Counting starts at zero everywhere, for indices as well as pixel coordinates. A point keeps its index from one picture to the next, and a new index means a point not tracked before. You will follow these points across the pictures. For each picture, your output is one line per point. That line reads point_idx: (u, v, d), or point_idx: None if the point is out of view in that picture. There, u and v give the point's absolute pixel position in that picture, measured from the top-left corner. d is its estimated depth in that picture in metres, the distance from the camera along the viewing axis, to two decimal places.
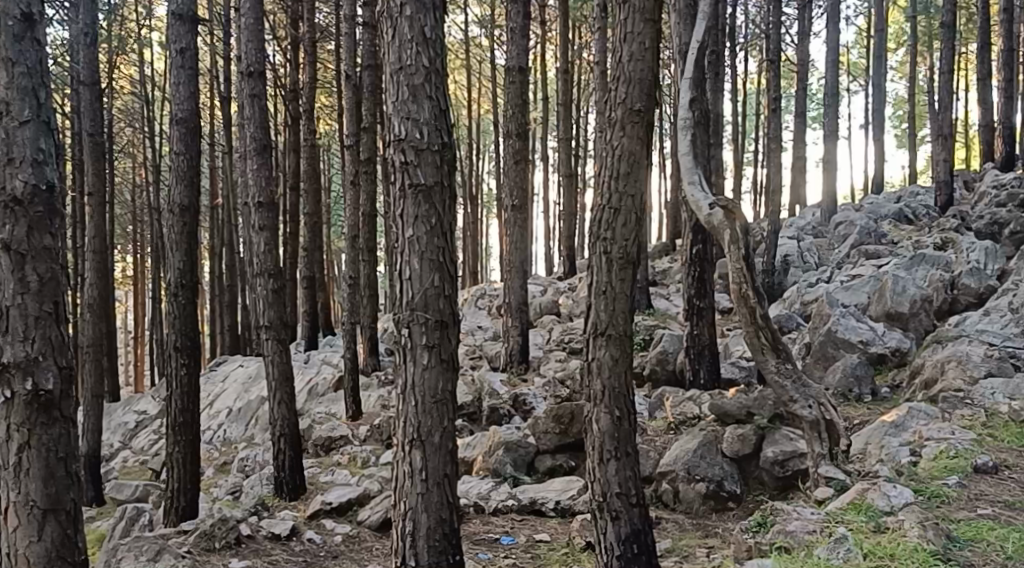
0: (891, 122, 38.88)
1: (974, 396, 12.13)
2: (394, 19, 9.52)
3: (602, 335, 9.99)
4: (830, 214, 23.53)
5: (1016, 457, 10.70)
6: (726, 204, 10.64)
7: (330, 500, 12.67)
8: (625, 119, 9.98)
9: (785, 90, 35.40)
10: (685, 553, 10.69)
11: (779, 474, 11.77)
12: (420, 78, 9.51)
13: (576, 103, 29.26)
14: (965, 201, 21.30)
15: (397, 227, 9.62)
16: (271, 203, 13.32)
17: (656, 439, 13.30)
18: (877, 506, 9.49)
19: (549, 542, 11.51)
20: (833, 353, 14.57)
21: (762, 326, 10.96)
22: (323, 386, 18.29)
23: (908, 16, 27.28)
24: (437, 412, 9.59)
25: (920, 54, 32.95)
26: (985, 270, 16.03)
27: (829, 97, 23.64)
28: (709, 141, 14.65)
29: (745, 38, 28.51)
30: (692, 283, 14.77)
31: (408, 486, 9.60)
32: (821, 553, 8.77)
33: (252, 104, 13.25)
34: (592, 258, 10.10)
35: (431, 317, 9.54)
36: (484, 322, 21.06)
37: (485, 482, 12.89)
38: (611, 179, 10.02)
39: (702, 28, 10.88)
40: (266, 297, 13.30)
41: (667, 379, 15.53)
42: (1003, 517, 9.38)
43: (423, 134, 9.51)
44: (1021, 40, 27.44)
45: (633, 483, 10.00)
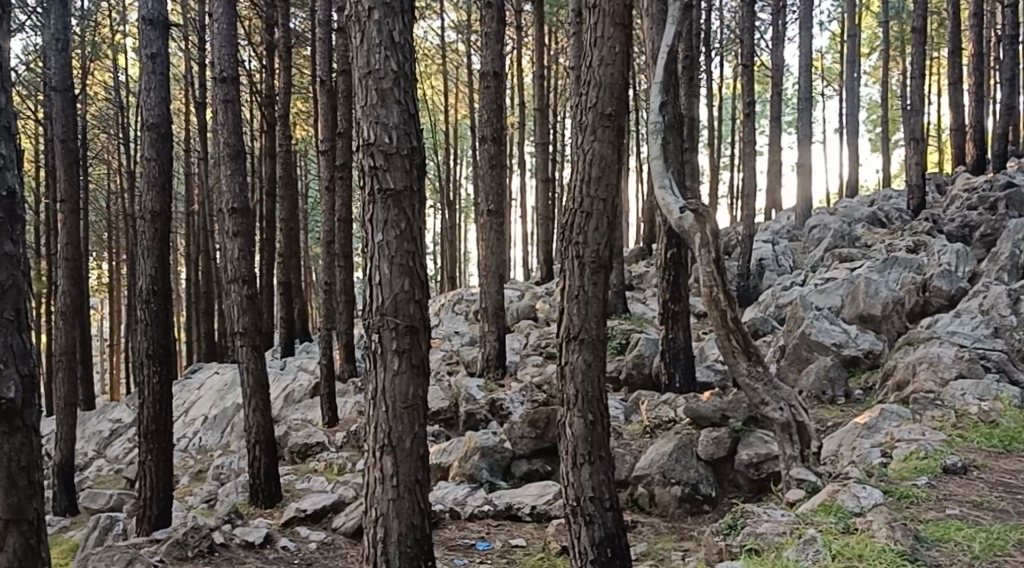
0: (866, 126, 39.16)
1: (946, 396, 12.16)
2: (362, 23, 9.49)
3: (575, 339, 9.99)
4: (805, 217, 23.65)
5: (985, 458, 10.73)
6: (696, 208, 10.67)
7: (305, 507, 12.58)
8: (596, 123, 9.98)
9: (760, 94, 35.65)
10: (660, 557, 10.70)
11: (754, 476, 11.79)
12: (389, 82, 9.48)
13: (553, 107, 29.23)
14: (937, 203, 21.45)
15: (367, 232, 9.59)
16: (245, 209, 13.24)
17: (632, 442, 13.30)
18: (847, 507, 9.51)
19: (526, 547, 11.49)
20: (807, 355, 14.62)
21: (734, 330, 10.95)
22: (300, 393, 18.20)
23: (882, 20, 27.46)
24: (409, 417, 9.56)
25: (893, 59, 33.20)
26: (957, 272, 16.10)
27: (804, 100, 23.76)
28: (682, 146, 14.70)
29: (720, 44, 28.61)
30: (667, 287, 14.78)
31: (379, 492, 9.56)
32: (790, 554, 8.80)
33: (226, 110, 13.18)
34: (565, 262, 10.11)
35: (401, 322, 9.51)
36: (461, 327, 21.03)
37: (461, 488, 12.81)
38: (583, 183, 10.01)
39: (672, 33, 10.91)
40: (240, 303, 13.23)
41: (643, 383, 15.52)
42: (970, 517, 9.41)
43: (392, 138, 9.48)
44: (992, 44, 27.72)
45: (607, 486, 10.00)
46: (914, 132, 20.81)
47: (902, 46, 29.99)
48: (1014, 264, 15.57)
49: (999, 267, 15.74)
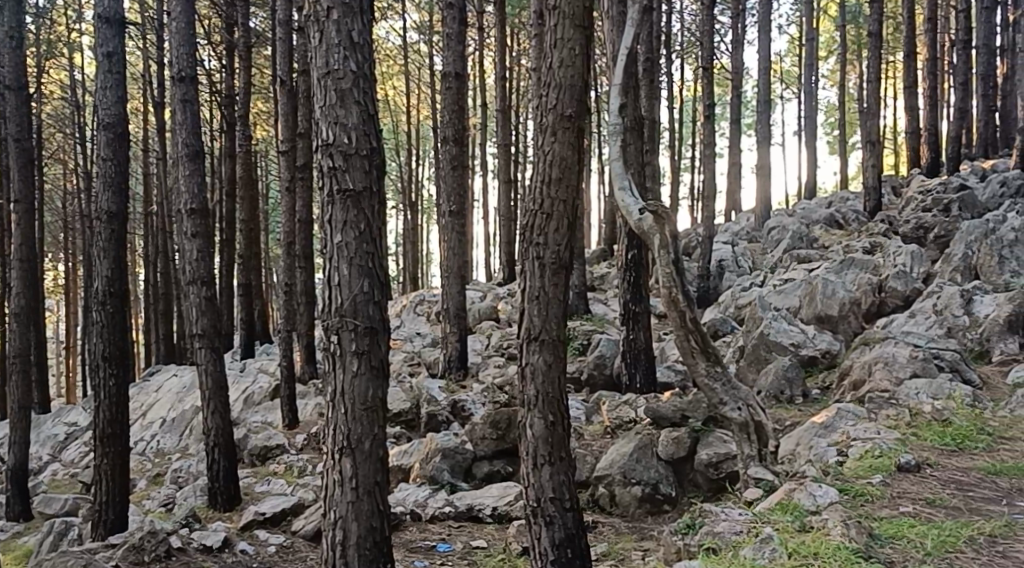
0: (823, 129, 39.59)
1: (900, 396, 12.30)
2: (320, 23, 9.46)
3: (535, 340, 10.02)
4: (764, 219, 23.85)
5: (938, 456, 10.86)
6: (655, 209, 10.75)
7: (264, 510, 12.52)
8: (556, 125, 10.01)
9: (720, 96, 35.94)
10: (620, 557, 10.77)
11: (713, 476, 11.86)
12: (348, 83, 9.46)
13: (515, 109, 29.26)
14: (894, 206, 21.70)
15: (326, 233, 9.55)
16: (203, 209, 13.15)
17: (593, 443, 13.37)
18: (803, 505, 9.61)
19: (486, 548, 11.50)
20: (766, 355, 14.77)
21: (693, 330, 11.00)
22: (259, 395, 18.07)
23: (840, 23, 27.74)
24: (368, 419, 9.54)
25: (851, 63, 33.56)
26: (912, 273, 16.36)
27: (762, 103, 23.95)
28: (642, 148, 14.79)
29: (680, 46, 28.79)
30: (628, 288, 14.85)
31: (338, 495, 9.54)
32: (747, 553, 8.89)
33: (184, 110, 13.06)
34: (525, 263, 10.12)
35: (360, 324, 9.49)
36: (422, 328, 21.00)
37: (422, 490, 12.79)
38: (543, 185, 10.03)
39: (631, 35, 10.94)
40: (199, 305, 13.13)
41: (605, 384, 15.57)
42: (923, 515, 9.53)
43: (351, 138, 9.47)
44: (946, 48, 28.14)
45: (567, 487, 10.03)
46: (870, 135, 21.03)
47: (858, 50, 30.32)
48: (966, 265, 15.82)
49: (952, 269, 16.00)
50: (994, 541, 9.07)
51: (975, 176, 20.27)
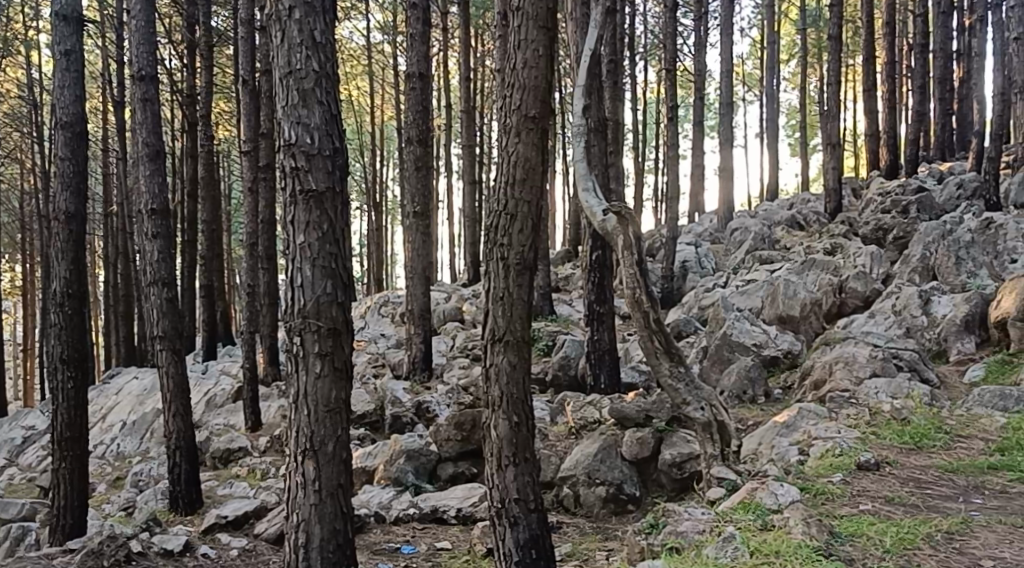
0: (785, 131, 39.96)
1: (860, 395, 12.43)
2: (282, 22, 9.42)
3: (499, 341, 10.03)
4: (726, 221, 24.02)
5: (897, 454, 10.96)
6: (619, 211, 10.80)
7: (226, 513, 12.45)
8: (520, 126, 10.02)
9: (683, 99, 36.18)
10: (585, 557, 10.81)
11: (676, 476, 11.93)
12: (310, 83, 9.43)
13: (480, 109, 29.24)
14: (854, 207, 21.91)
15: (288, 233, 9.52)
16: (164, 210, 13.05)
17: (558, 443, 13.43)
18: (764, 504, 9.68)
19: (451, 549, 11.49)
20: (728, 355, 14.88)
21: (656, 331, 11.08)
22: (222, 397, 17.94)
23: (801, 28, 27.98)
24: (331, 421, 9.51)
25: (812, 66, 33.87)
26: (871, 274, 16.59)
27: (724, 105, 24.12)
28: (604, 149, 14.87)
29: (644, 49, 28.93)
30: (592, 289, 14.89)
31: (300, 497, 9.51)
32: (709, 552, 8.93)
33: (145, 109, 12.94)
34: (489, 264, 10.14)
35: (323, 325, 9.46)
36: (387, 330, 20.97)
37: (386, 491, 12.76)
38: (507, 185, 10.04)
39: (595, 36, 10.97)
40: (160, 306, 13.01)
41: (569, 384, 15.63)
42: (882, 512, 9.63)
43: (314, 138, 9.44)
44: (904, 52, 28.46)
45: (531, 488, 10.06)
46: (831, 137, 21.23)
47: (818, 53, 30.61)
48: (924, 266, 16.02)
49: (910, 269, 16.19)
50: (950, 537, 9.17)
51: (933, 178, 20.54)
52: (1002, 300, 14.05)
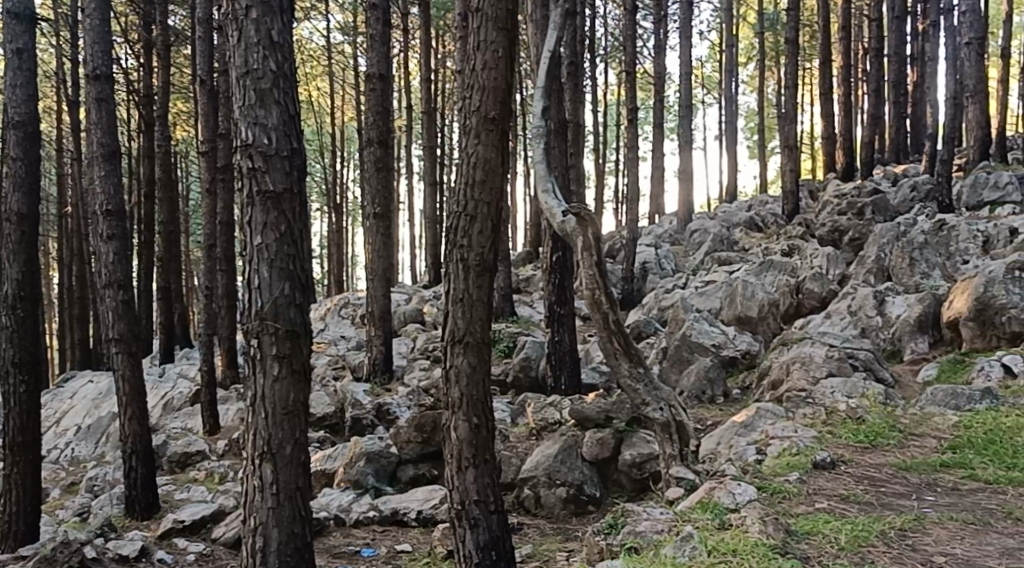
0: (743, 134, 40.33)
1: (817, 395, 12.53)
2: (239, 21, 9.36)
3: (459, 342, 10.02)
4: (686, 222, 24.17)
5: (853, 453, 11.08)
6: (578, 212, 10.83)
7: (183, 517, 12.36)
8: (480, 127, 10.01)
9: (643, 101, 36.42)
10: (545, 558, 10.81)
11: (636, 476, 11.99)
12: (267, 83, 9.38)
13: (441, 110, 29.20)
14: (811, 209, 22.12)
15: (246, 234, 9.46)
16: (120, 211, 12.92)
17: (518, 445, 13.45)
18: (722, 503, 9.74)
19: (411, 551, 11.47)
20: (688, 356, 14.98)
21: (616, 332, 11.12)
22: (180, 401, 17.80)
23: (758, 31, 28.21)
24: (289, 423, 9.46)
25: (769, 69, 34.20)
26: (828, 275, 16.78)
27: (683, 107, 24.27)
28: (564, 151, 14.93)
29: (604, 51, 29.08)
30: (552, 290, 14.90)
31: (258, 501, 9.45)
32: (668, 552, 8.95)
33: (99, 108, 12.80)
34: (449, 266, 10.13)
35: (281, 327, 9.41)
36: (348, 331, 20.91)
37: (346, 494, 12.71)
38: (466, 187, 10.04)
39: (554, 38, 10.99)
40: (115, 308, 12.86)
41: (530, 386, 15.66)
42: (838, 510, 9.71)
43: (271, 139, 9.39)
44: (860, 56, 28.80)
45: (491, 489, 10.07)
46: (789, 140, 21.41)
47: (775, 56, 30.90)
48: (879, 267, 16.20)
49: (865, 270, 16.37)
50: (904, 534, 9.26)
51: (888, 180, 20.78)
52: (954, 300, 14.25)
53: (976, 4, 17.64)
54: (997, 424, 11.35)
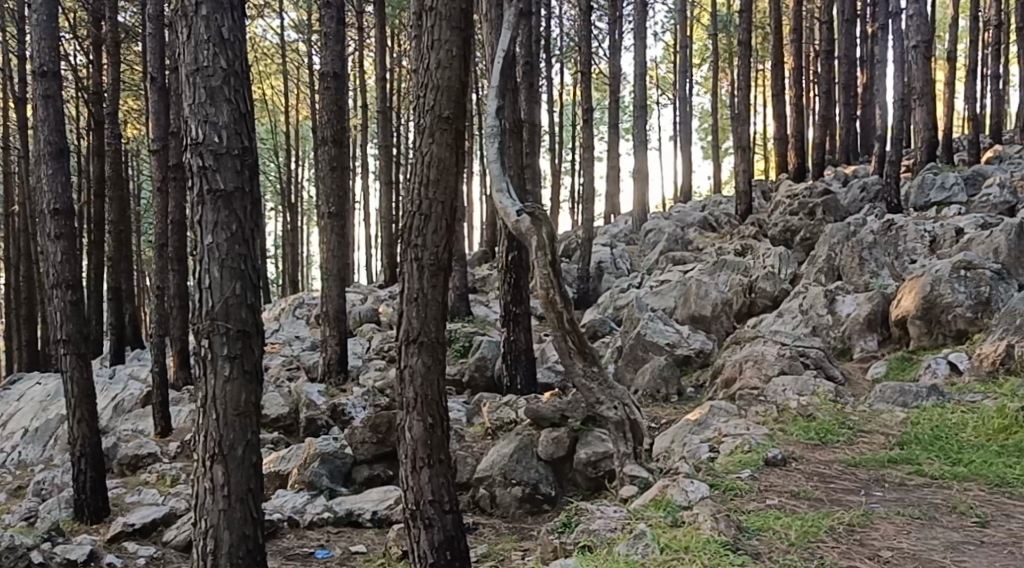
0: (697, 135, 40.63)
1: (769, 392, 12.64)
2: (188, 18, 9.28)
3: (414, 342, 9.99)
4: (641, 222, 24.29)
5: (804, 450, 11.18)
6: (533, 212, 10.83)
7: (133, 521, 12.21)
8: (434, 126, 9.98)
9: (598, 102, 36.57)
10: (501, 557, 10.81)
11: (591, 475, 12.02)
12: (218, 81, 9.30)
13: (397, 109, 29.09)
14: (763, 209, 22.31)
15: (196, 234, 9.38)
16: (68, 210, 12.74)
17: (474, 444, 13.45)
18: (675, 501, 9.80)
19: (366, 552, 11.41)
20: (642, 355, 15.06)
21: (570, 331, 11.09)
22: (130, 402, 17.58)
23: (712, 32, 28.43)
24: (241, 424, 9.38)
25: (723, 71, 34.49)
26: (780, 274, 16.96)
27: (637, 107, 24.37)
28: (518, 151, 14.95)
29: (559, 51, 29.13)
30: (508, 290, 14.88)
31: (209, 503, 9.36)
32: (621, 550, 8.99)
33: (47, 106, 12.63)
34: (403, 265, 10.10)
35: (232, 327, 9.33)
36: (302, 331, 20.80)
37: (300, 496, 12.63)
38: (421, 186, 10.01)
39: (508, 37, 10.98)
40: (64, 309, 12.68)
41: (486, 386, 15.67)
42: (788, 507, 9.79)
43: (222, 137, 9.31)
44: (811, 58, 29.09)
45: (446, 489, 10.06)
46: (741, 141, 21.58)
47: (729, 58, 31.15)
48: (830, 266, 16.39)
49: (816, 270, 16.54)
50: (852, 530, 9.35)
51: (839, 181, 21.01)
52: (902, 299, 14.43)
53: (923, 7, 17.87)
54: (944, 420, 11.51)
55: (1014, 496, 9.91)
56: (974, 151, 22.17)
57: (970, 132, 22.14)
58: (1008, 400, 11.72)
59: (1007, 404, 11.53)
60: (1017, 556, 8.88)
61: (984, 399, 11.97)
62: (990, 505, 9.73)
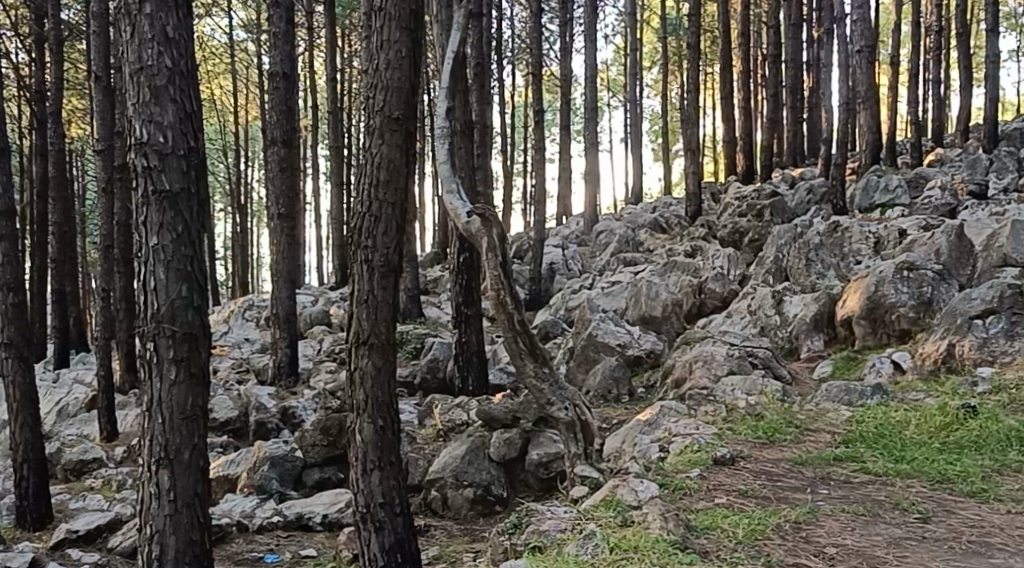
0: (648, 137, 40.89)
1: (718, 393, 12.73)
2: (132, 17, 9.16)
3: (364, 344, 9.93)
4: (592, 223, 24.37)
5: (752, 448, 11.27)
6: (483, 213, 10.84)
7: (77, 527, 12.03)
8: (383, 127, 9.93)
9: (549, 103, 36.68)
10: (452, 559, 10.78)
11: (543, 475, 12.00)
12: (162, 80, 9.19)
13: (348, 110, 28.94)
14: (713, 211, 22.48)
15: (141, 235, 9.25)
16: (9, 211, 12.51)
17: (425, 447, 13.41)
18: (625, 501, 9.83)
19: (316, 556, 11.32)
20: (594, 356, 15.06)
21: (521, 332, 11.11)
22: (74, 407, 17.30)
23: (661, 35, 28.60)
24: (187, 428, 9.27)
25: (673, 74, 34.77)
26: (729, 275, 17.13)
27: (588, 109, 24.46)
28: (469, 152, 14.94)
29: (511, 53, 29.17)
30: (459, 291, 14.86)
31: (155, 508, 9.23)
32: (571, 550, 9.00)
33: None
34: (353, 266, 10.04)
35: (178, 329, 9.22)
36: (252, 334, 20.63)
37: (249, 500, 12.52)
38: (370, 187, 9.96)
39: (457, 38, 10.95)
40: (5, 312, 12.46)
41: (437, 387, 15.64)
42: (736, 505, 9.86)
43: (167, 137, 9.20)
44: (759, 61, 29.38)
45: (397, 492, 10.02)
46: (691, 143, 21.72)
47: (679, 61, 31.40)
48: (778, 267, 16.56)
49: (764, 271, 16.69)
50: (798, 527, 9.45)
51: (786, 184, 21.24)
52: (847, 299, 14.60)
53: (867, 12, 18.10)
54: (887, 418, 11.66)
55: (955, 492, 10.06)
56: (916, 154, 22.48)
57: (912, 136, 22.45)
58: (949, 398, 11.89)
59: (949, 402, 11.70)
60: (956, 551, 9.01)
61: (926, 397, 12.13)
62: (932, 502, 9.86)
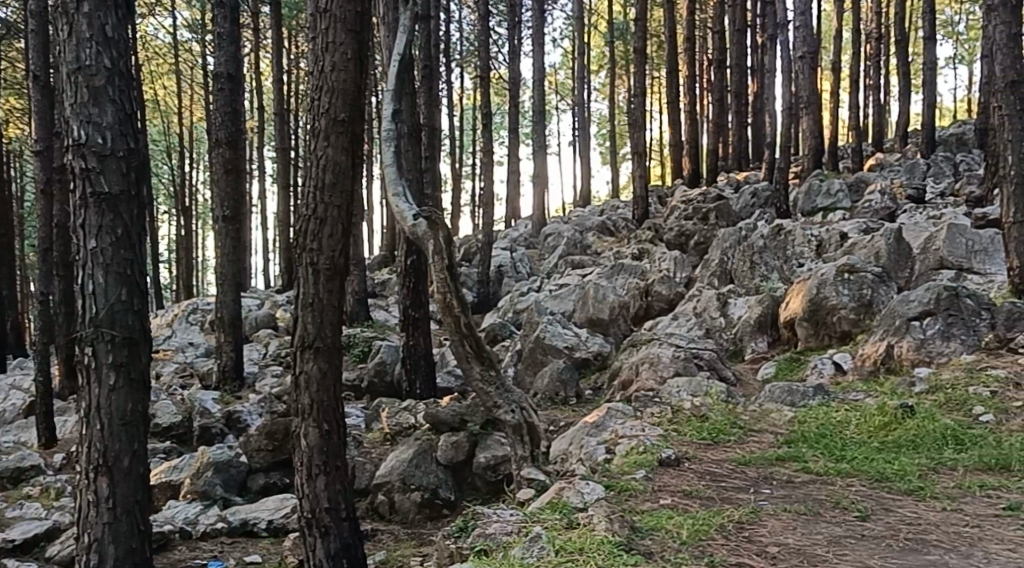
0: (597, 140, 41.06)
1: (663, 394, 12.79)
2: (70, 15, 9.00)
3: (309, 347, 9.84)
4: (540, 226, 24.39)
5: (697, 449, 11.33)
6: (429, 216, 10.83)
7: (13, 536, 11.79)
8: (328, 129, 9.86)
9: (497, 106, 36.69)
10: (399, 564, 10.72)
11: (491, 478, 11.94)
12: (101, 80, 9.05)
13: (294, 112, 28.71)
14: (659, 214, 22.59)
15: (79, 238, 9.10)
16: None
17: (372, 450, 13.32)
18: (571, 503, 9.83)
19: (261, 562, 11.19)
20: (542, 358, 15.11)
21: (467, 335, 11.09)
22: (12, 414, 16.99)
23: (609, 38, 28.68)
24: (127, 434, 9.14)
25: (620, 77, 34.93)
26: (675, 278, 17.24)
27: (536, 112, 24.48)
28: (416, 155, 14.87)
29: (459, 56, 29.12)
30: (407, 294, 14.79)
31: (93, 516, 9.08)
32: (516, 553, 8.99)
33: None
34: (298, 269, 9.94)
35: (117, 334, 9.08)
36: (196, 338, 20.40)
37: (192, 507, 12.25)
38: (315, 190, 9.88)
39: (403, 41, 10.90)
40: None
41: (385, 390, 15.56)
42: (681, 506, 9.91)
43: (105, 138, 9.06)
44: (705, 65, 29.59)
45: (342, 497, 9.94)
46: (637, 146, 21.80)
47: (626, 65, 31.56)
48: (724, 269, 16.69)
49: (710, 273, 16.82)
50: (741, 527, 9.51)
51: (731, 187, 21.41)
52: (791, 301, 14.78)
53: (810, 18, 18.31)
54: (828, 418, 11.79)
55: (894, 491, 10.18)
56: (857, 159, 22.75)
57: (854, 141, 22.74)
58: (889, 398, 12.04)
59: (889, 403, 11.84)
60: (894, 549, 9.12)
61: (866, 397, 12.28)
62: (871, 500, 9.98)
